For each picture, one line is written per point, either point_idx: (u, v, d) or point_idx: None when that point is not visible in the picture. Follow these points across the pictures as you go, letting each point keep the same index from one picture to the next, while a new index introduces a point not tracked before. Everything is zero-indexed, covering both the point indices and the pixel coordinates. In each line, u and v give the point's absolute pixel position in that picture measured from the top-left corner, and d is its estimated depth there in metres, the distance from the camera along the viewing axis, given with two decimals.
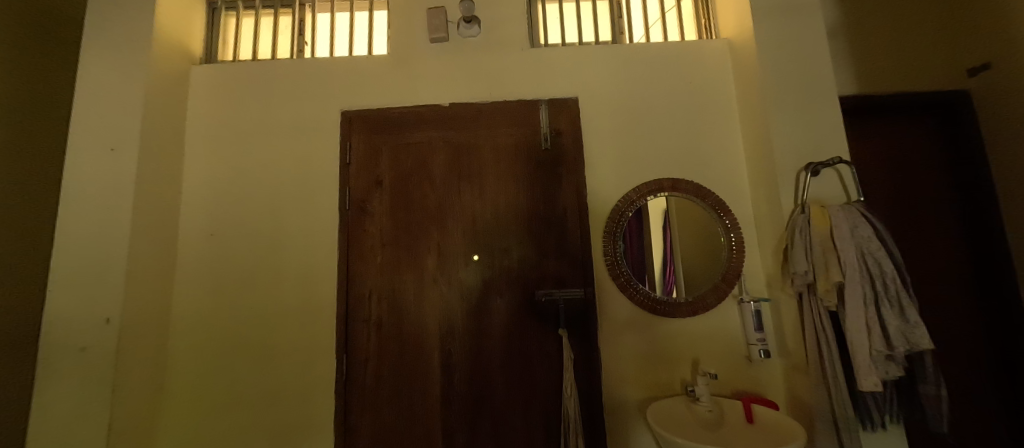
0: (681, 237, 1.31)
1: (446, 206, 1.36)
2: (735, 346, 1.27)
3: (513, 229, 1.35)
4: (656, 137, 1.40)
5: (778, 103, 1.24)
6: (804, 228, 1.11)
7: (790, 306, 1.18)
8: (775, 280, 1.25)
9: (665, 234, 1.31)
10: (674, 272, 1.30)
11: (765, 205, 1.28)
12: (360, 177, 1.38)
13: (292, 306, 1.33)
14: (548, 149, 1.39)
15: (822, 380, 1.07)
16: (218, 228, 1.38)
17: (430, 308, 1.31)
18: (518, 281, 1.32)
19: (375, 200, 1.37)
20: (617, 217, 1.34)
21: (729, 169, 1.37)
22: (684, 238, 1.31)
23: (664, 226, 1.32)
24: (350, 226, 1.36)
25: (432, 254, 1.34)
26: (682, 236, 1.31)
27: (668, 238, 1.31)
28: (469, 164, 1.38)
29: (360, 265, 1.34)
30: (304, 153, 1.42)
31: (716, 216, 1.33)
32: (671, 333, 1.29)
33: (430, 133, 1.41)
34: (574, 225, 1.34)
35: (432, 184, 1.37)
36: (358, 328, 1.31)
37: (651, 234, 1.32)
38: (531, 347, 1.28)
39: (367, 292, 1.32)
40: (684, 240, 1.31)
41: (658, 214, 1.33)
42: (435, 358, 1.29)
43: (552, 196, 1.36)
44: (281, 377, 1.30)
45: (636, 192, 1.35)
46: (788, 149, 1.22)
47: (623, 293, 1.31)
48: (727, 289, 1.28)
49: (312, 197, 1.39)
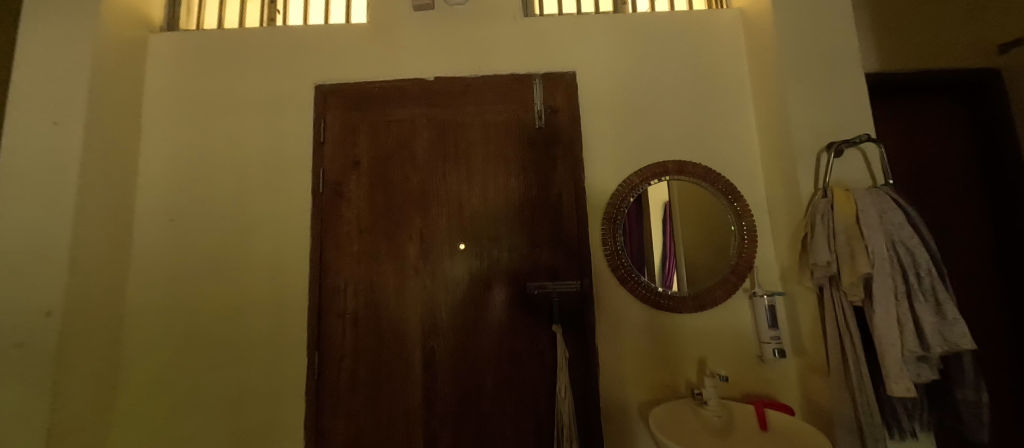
0: (686, 224, 1.19)
1: (430, 189, 1.24)
2: (746, 345, 1.16)
3: (502, 215, 1.23)
4: (660, 115, 1.28)
5: (796, 77, 1.12)
6: (827, 214, 1.00)
7: (808, 301, 1.07)
8: (790, 272, 1.13)
9: (669, 222, 1.19)
10: (680, 263, 1.18)
11: (781, 188, 1.15)
12: (336, 157, 1.26)
13: (259, 298, 1.21)
14: (542, 128, 1.27)
15: (846, 382, 0.96)
16: (178, 213, 1.25)
17: (412, 301, 1.19)
18: (509, 272, 1.20)
19: (352, 183, 1.25)
20: (617, 203, 1.22)
21: (740, 151, 1.25)
22: (690, 226, 1.19)
23: (672, 214, 1.20)
24: (324, 211, 1.23)
25: (414, 242, 1.22)
26: (688, 224, 1.19)
27: (674, 226, 1.19)
28: (456, 143, 1.26)
29: (335, 253, 1.21)
30: (273, 131, 1.29)
31: (726, 202, 1.21)
32: (675, 329, 1.18)
33: (413, 110, 1.28)
34: (570, 211, 1.22)
35: (415, 166, 1.25)
36: (332, 323, 1.19)
37: (654, 221, 1.20)
38: (522, 344, 1.17)
39: (343, 284, 1.20)
40: (689, 228, 1.19)
41: (662, 200, 1.21)
42: (416, 356, 1.17)
43: (547, 180, 1.24)
44: (247, 377, 1.18)
45: (638, 176, 1.23)
46: (806, 126, 1.10)
47: (624, 286, 1.19)
48: (737, 282, 1.17)
49: (282, 179, 1.26)
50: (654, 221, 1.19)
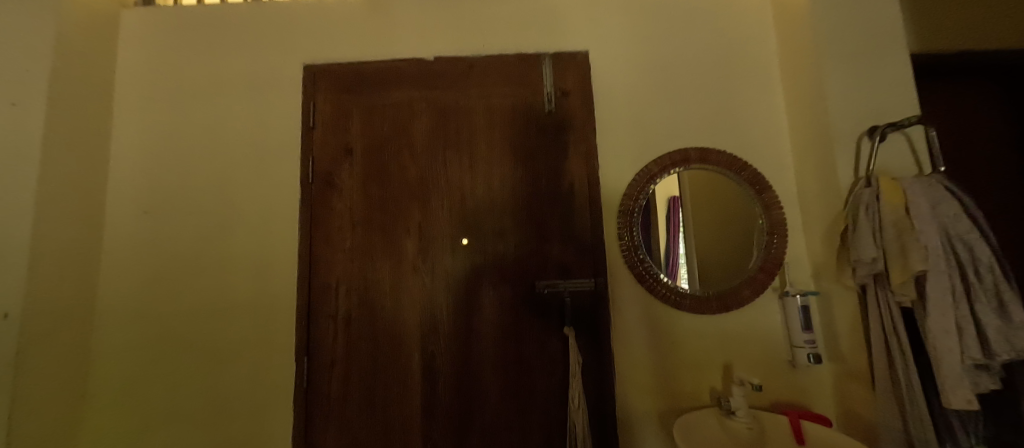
0: (707, 219, 1.08)
1: (430, 180, 1.14)
2: (775, 350, 1.06)
3: (508, 208, 1.12)
4: (680, 98, 1.18)
5: (833, 54, 1.02)
6: (871, 206, 0.90)
7: (847, 301, 0.97)
8: (826, 270, 1.03)
9: (686, 216, 1.08)
10: (702, 260, 1.07)
11: (815, 178, 1.05)
12: (326, 144, 1.15)
13: (243, 298, 1.10)
14: (552, 113, 1.16)
15: (893, 392, 0.86)
16: (154, 205, 1.14)
17: (410, 301, 1.09)
18: (516, 270, 1.10)
19: (344, 172, 1.14)
20: (634, 195, 1.12)
21: (768, 138, 1.15)
22: (711, 220, 1.08)
23: (673, 208, 1.09)
24: (314, 202, 1.13)
25: (412, 237, 1.11)
26: (710, 218, 1.08)
27: (695, 220, 1.08)
28: (457, 129, 1.15)
29: (325, 249, 1.11)
30: (259, 115, 1.18)
31: (753, 193, 1.11)
32: (698, 332, 1.08)
33: (411, 93, 1.17)
34: (582, 203, 1.12)
35: (414, 154, 1.15)
36: (322, 326, 1.08)
37: (674, 214, 1.09)
38: (531, 350, 1.07)
39: (334, 282, 1.10)
40: (711, 221, 1.08)
41: (676, 194, 1.11)
42: (414, 362, 1.07)
43: (557, 169, 1.14)
44: (230, 385, 1.08)
45: (658, 164, 1.12)
46: (846, 109, 1.00)
47: (641, 285, 1.09)
48: (766, 280, 1.07)
49: (268, 168, 1.15)
50: (674, 214, 1.09)
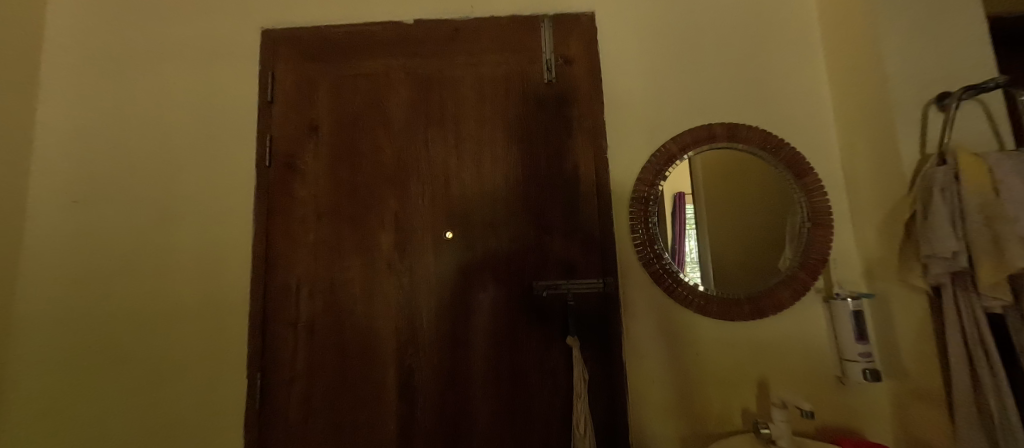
0: (726, 213, 0.91)
1: (409, 163, 0.97)
2: (820, 363, 0.88)
3: (501, 195, 0.95)
4: (702, 67, 1.00)
5: (891, 6, 0.84)
6: (949, 187, 0.72)
7: (913, 306, 0.79)
8: (884, 267, 0.85)
9: (695, 214, 0.91)
10: (730, 256, 0.90)
11: (869, 157, 0.88)
12: (288, 121, 0.98)
13: (188, 302, 0.94)
14: (552, 84, 0.99)
15: (981, 420, 0.69)
16: (87, 192, 0.97)
17: (385, 306, 0.92)
18: (510, 268, 0.93)
19: (307, 153, 0.97)
20: (649, 180, 0.94)
21: (808, 112, 0.97)
22: (736, 210, 0.91)
23: (679, 207, 0.92)
24: (272, 189, 0.96)
25: (387, 229, 0.94)
26: (736, 207, 0.91)
27: (715, 213, 0.90)
28: (441, 103, 0.98)
29: (285, 244, 0.94)
30: (211, 88, 1.01)
31: (792, 177, 0.93)
32: (727, 342, 0.90)
33: (387, 61, 1.00)
34: (588, 189, 0.95)
35: (390, 132, 0.97)
36: (280, 335, 0.91)
37: (694, 204, 0.91)
38: (528, 363, 0.90)
39: (295, 283, 0.93)
40: (735, 212, 0.91)
41: (684, 191, 0.92)
42: (390, 378, 0.90)
43: (560, 149, 0.97)
44: (172, 406, 0.91)
45: (678, 143, 0.95)
46: (909, 71, 0.82)
47: (659, 286, 0.92)
48: (809, 280, 0.89)
49: (220, 149, 0.98)
50: (694, 204, 0.91)
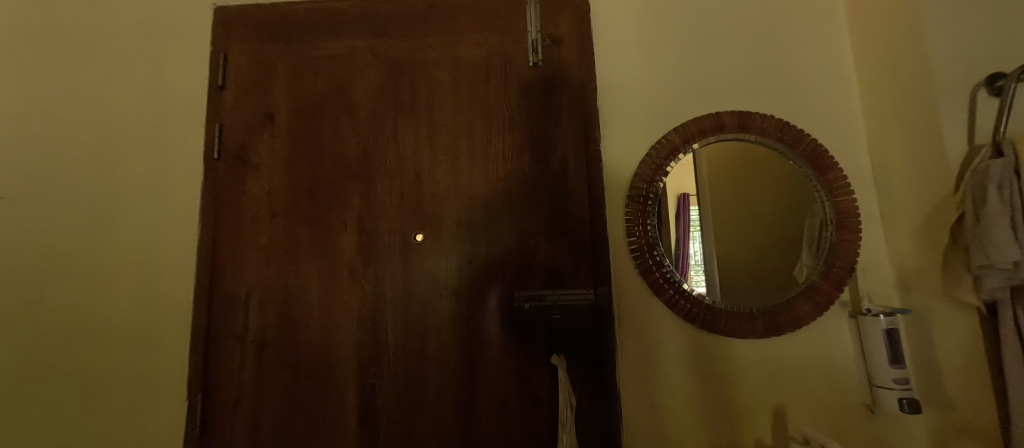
0: (733, 214, 0.80)
1: (376, 156, 0.85)
2: (845, 389, 0.76)
3: (479, 193, 0.84)
4: (708, 49, 0.89)
5: None
6: (1008, 183, 0.58)
7: (961, 326, 0.67)
8: (924, 278, 0.73)
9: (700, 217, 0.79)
10: (741, 265, 0.78)
11: (905, 149, 0.75)
12: (240, 108, 0.87)
13: (125, 312, 0.83)
14: (538, 66, 0.87)
15: None
16: (14, 188, 0.86)
17: (344, 319, 0.80)
18: (488, 276, 0.81)
19: (262, 144, 0.86)
20: (649, 176, 0.82)
21: (832, 99, 0.85)
22: (744, 211, 0.80)
23: (683, 209, 0.80)
24: (222, 185, 0.85)
25: (350, 230, 0.83)
26: (746, 208, 0.80)
27: (720, 214, 0.79)
28: (412, 88, 0.87)
29: (235, 247, 0.83)
30: (159, 73, 0.90)
31: (812, 173, 0.81)
32: (736, 363, 0.78)
33: (353, 41, 0.89)
34: (578, 187, 0.84)
35: (355, 121, 0.86)
36: (226, 351, 0.80)
37: (700, 203, 0.79)
38: (507, 386, 0.78)
39: (245, 291, 0.82)
40: (745, 213, 0.80)
41: (688, 191, 0.80)
42: (349, 401, 0.78)
43: (547, 141, 0.85)
44: (101, 433, 0.79)
45: (682, 134, 0.83)
46: (955, 47, 0.69)
47: (659, 298, 0.80)
48: (833, 292, 0.77)
49: (166, 140, 0.88)
50: (700, 204, 0.79)
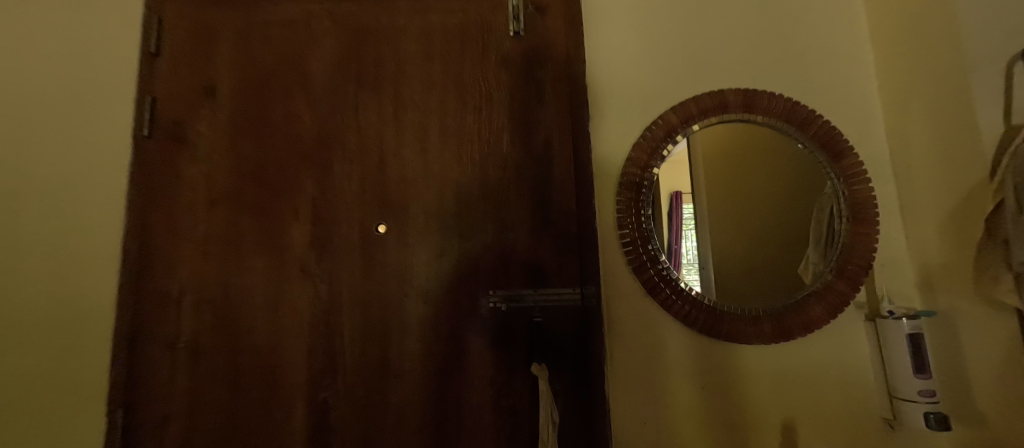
0: (730, 206, 0.71)
1: (333, 135, 0.74)
2: (862, 401, 0.68)
3: (451, 179, 0.74)
4: (709, 21, 0.80)
5: None
6: None
7: (995, 331, 0.59)
8: (951, 277, 0.65)
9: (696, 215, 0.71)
10: (743, 264, 0.70)
11: (928, 132, 0.67)
12: (177, 79, 0.75)
13: (29, 316, 0.69)
14: (520, 37, 0.77)
15: None
16: None
17: (293, 322, 0.70)
18: (461, 273, 0.71)
19: (201, 120, 0.74)
20: (643, 160, 0.73)
21: (845, 78, 0.77)
22: (743, 203, 0.71)
23: (675, 208, 0.71)
24: (152, 167, 0.73)
25: (302, 219, 0.72)
26: (744, 199, 0.71)
27: (716, 206, 0.71)
28: (377, 59, 0.77)
29: (166, 239, 0.72)
30: (75, 32, 0.77)
31: (825, 160, 0.73)
32: (739, 372, 0.69)
33: (310, 5, 0.78)
34: (564, 174, 0.74)
35: (310, 96, 0.75)
36: (154, 359, 0.69)
37: (695, 194, 0.71)
38: (481, 400, 0.68)
39: (177, 290, 0.70)
40: (743, 206, 0.71)
41: (682, 189, 0.72)
42: (298, 418, 0.68)
43: (528, 121, 0.75)
44: None
45: (681, 113, 0.74)
46: None
47: (654, 299, 0.70)
48: (848, 293, 0.69)
49: (82, 111, 0.74)
50: (696, 194, 0.71)
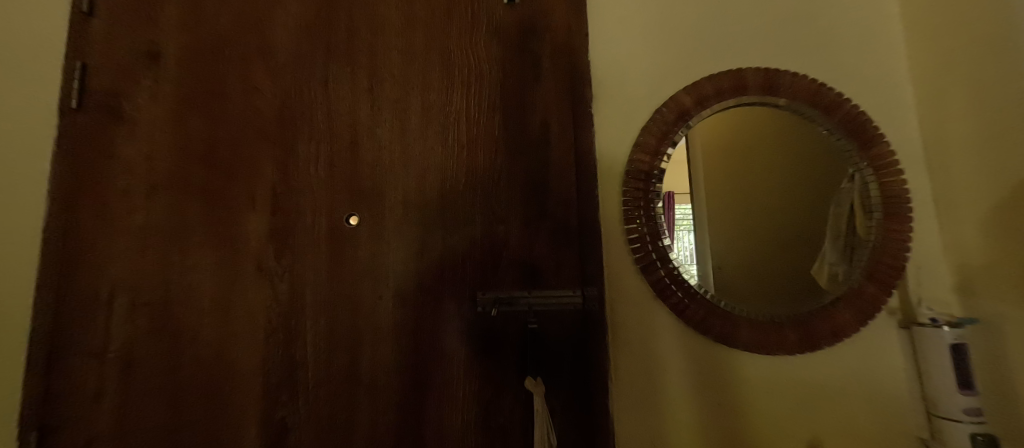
0: (728, 210, 0.63)
1: (296, 111, 0.64)
2: (895, 419, 0.60)
3: (434, 163, 0.64)
4: None
5: None
6: None
7: None
8: (996, 280, 0.57)
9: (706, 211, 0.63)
10: (759, 264, 0.62)
11: (968, 118, 0.60)
12: (114, 42, 0.65)
13: None
14: (514, 5, 0.69)
15: None
16: None
17: (248, 327, 0.59)
18: (445, 272, 0.62)
19: (142, 92, 0.64)
20: (654, 146, 0.65)
21: (873, 59, 0.70)
22: (741, 206, 0.64)
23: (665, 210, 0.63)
24: (78, 143, 0.61)
25: (258, 208, 0.62)
26: (745, 201, 0.64)
27: (716, 207, 0.63)
28: (350, 25, 0.67)
29: (95, 228, 0.60)
30: None
31: (854, 147, 0.65)
32: (738, 381, 0.62)
33: None
34: (564, 159, 0.65)
35: (271, 66, 0.65)
36: (77, 371, 0.58)
37: (693, 193, 0.63)
38: (465, 419, 0.59)
39: (107, 289, 0.59)
40: (745, 208, 0.64)
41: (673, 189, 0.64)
42: (250, 440, 0.57)
43: (522, 100, 0.66)
44: None
45: (694, 94, 0.66)
46: None
47: (663, 302, 0.62)
48: (881, 297, 0.61)
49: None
50: (694, 193, 0.63)
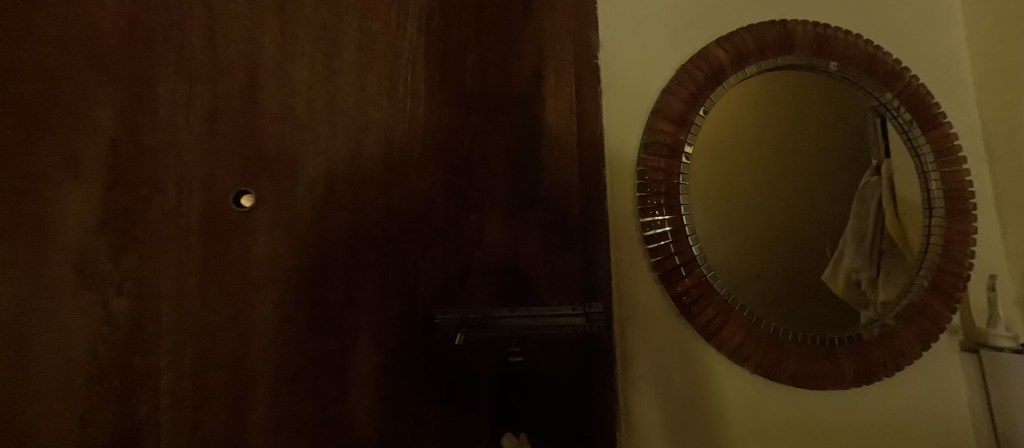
0: (763, 200, 0.50)
1: (158, 21, 0.38)
2: None
3: (377, 122, 0.44)
4: None
5: None
6: None
7: None
8: None
9: (736, 201, 0.49)
10: (798, 269, 0.49)
11: None
12: None
13: None
14: None
15: None
16: None
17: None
18: (388, 279, 0.42)
19: None
20: (678, 114, 0.50)
21: (925, 27, 0.59)
22: (777, 195, 0.50)
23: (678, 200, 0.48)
24: None
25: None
26: (755, 189, 0.50)
27: (722, 198, 0.49)
28: None
29: None
30: None
31: (905, 130, 0.54)
32: (720, 416, 0.47)
33: None
34: (563, 127, 0.49)
35: None
36: None
37: (724, 177, 0.49)
38: None
39: None
40: (756, 198, 0.50)
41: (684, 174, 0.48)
42: None
43: (506, 45, 0.49)
44: None
45: (728, 48, 0.51)
46: None
47: (689, 322, 0.47)
48: (943, 313, 0.50)
49: None
50: (713, 178, 0.49)
